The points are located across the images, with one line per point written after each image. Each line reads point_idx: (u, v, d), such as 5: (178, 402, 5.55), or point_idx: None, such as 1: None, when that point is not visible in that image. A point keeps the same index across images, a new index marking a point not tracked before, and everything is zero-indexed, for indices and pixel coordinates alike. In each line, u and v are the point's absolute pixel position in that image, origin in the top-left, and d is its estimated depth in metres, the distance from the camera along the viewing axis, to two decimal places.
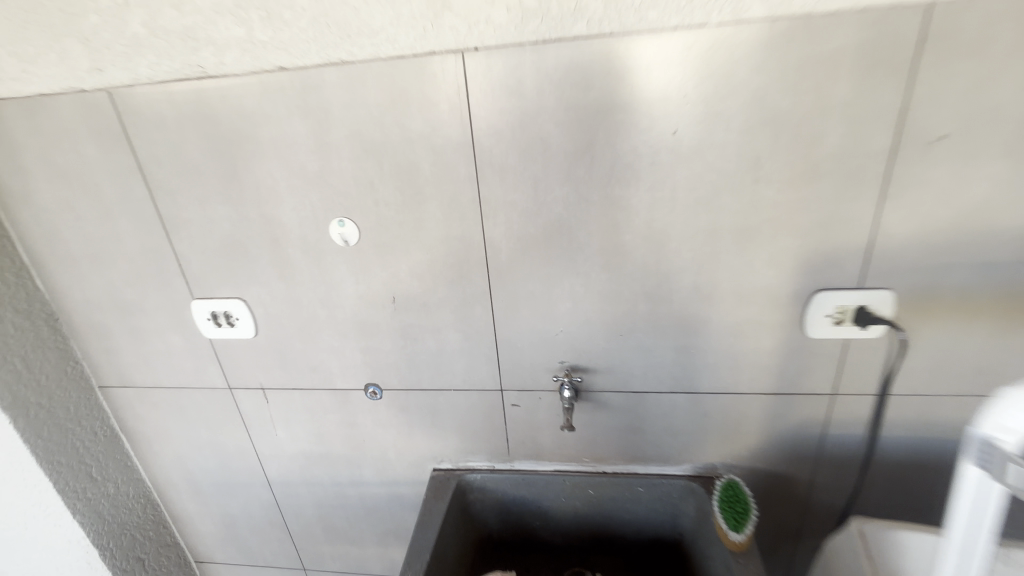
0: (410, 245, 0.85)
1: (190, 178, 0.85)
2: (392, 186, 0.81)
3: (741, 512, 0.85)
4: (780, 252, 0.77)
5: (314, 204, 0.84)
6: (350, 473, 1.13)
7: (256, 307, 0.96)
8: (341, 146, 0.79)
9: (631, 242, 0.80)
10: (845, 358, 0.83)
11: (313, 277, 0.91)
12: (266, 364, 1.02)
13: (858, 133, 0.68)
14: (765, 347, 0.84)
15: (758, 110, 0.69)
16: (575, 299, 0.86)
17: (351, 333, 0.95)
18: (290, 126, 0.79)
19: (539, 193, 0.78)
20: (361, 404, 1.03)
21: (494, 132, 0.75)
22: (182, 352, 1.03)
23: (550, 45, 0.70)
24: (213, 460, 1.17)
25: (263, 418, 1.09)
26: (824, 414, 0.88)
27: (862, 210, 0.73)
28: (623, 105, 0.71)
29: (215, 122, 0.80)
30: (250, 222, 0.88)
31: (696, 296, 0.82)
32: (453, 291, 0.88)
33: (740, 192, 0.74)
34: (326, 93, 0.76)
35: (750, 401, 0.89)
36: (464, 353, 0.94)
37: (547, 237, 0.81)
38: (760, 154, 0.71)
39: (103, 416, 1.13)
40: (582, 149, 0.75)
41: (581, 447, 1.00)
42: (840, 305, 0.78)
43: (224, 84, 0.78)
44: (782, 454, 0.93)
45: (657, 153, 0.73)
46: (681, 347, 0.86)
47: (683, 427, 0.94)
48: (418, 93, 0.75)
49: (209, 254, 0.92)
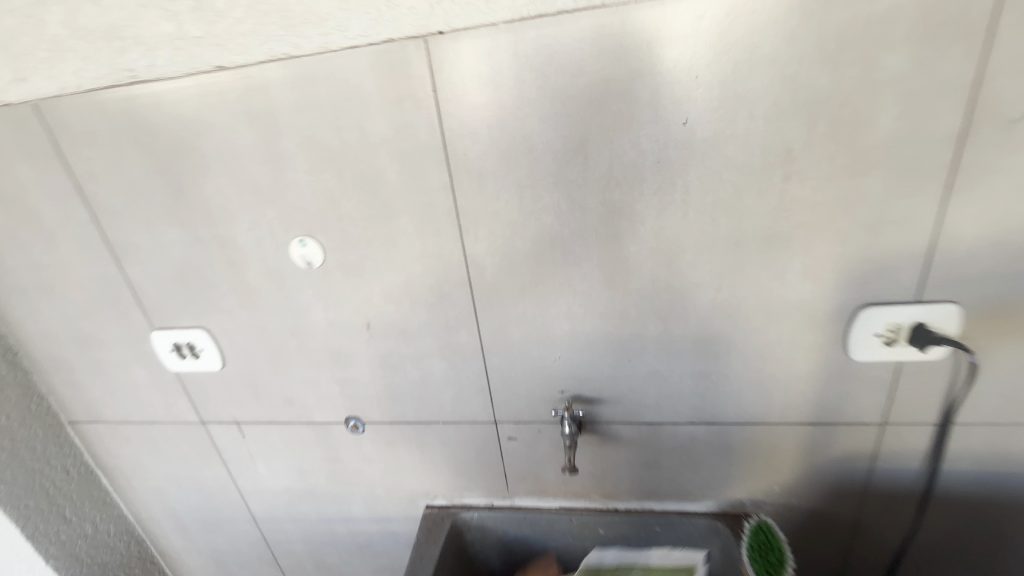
0: (381, 265, 0.74)
1: (134, 198, 0.76)
2: (356, 199, 0.70)
3: (776, 563, 0.75)
4: (818, 262, 0.64)
5: (272, 222, 0.74)
6: (338, 509, 1.04)
7: (220, 337, 0.86)
8: (295, 156, 0.69)
9: (637, 256, 0.67)
10: (899, 383, 0.69)
11: (279, 303, 0.81)
12: (237, 397, 0.92)
13: (917, 115, 0.55)
14: (800, 372, 0.71)
15: (790, 91, 0.56)
16: (573, 321, 0.74)
17: (325, 362, 0.85)
18: (236, 135, 0.69)
19: (525, 201, 0.66)
20: (344, 438, 0.93)
21: (468, 132, 0.64)
22: (149, 385, 0.94)
23: (528, 23, 0.57)
24: (194, 495, 1.09)
25: (241, 453, 1.00)
26: (872, 446, 0.75)
27: (921, 209, 0.59)
28: (621, 93, 0.59)
29: (153, 134, 0.70)
30: (204, 244, 0.78)
31: (715, 315, 0.69)
32: (434, 316, 0.77)
33: (768, 192, 0.61)
34: (272, 95, 0.65)
35: (783, 432, 0.77)
36: (451, 382, 0.83)
37: (538, 252, 0.69)
38: (792, 145, 0.58)
39: (74, 453, 1.06)
40: (574, 148, 0.62)
41: (589, 484, 0.88)
42: (892, 321, 0.65)
43: (158, 89, 0.68)
44: (823, 492, 0.80)
45: (664, 149, 0.61)
46: (700, 373, 0.74)
47: (704, 461, 0.82)
48: (376, 90, 0.63)
49: (164, 280, 0.82)
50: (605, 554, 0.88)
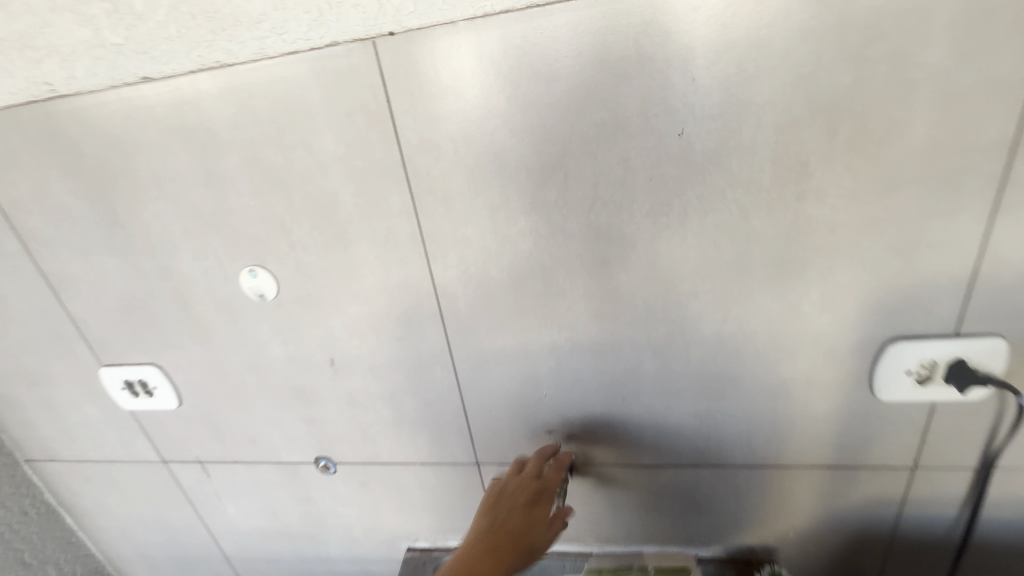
0: (341, 296, 0.66)
1: (67, 225, 0.68)
2: (309, 224, 0.62)
3: None
4: (838, 290, 0.55)
5: (218, 250, 0.66)
6: (314, 550, 0.96)
7: (173, 374, 0.78)
8: (238, 177, 0.60)
9: (629, 285, 0.58)
10: (932, 424, 0.61)
11: (233, 338, 0.73)
12: (198, 436, 0.84)
13: (959, 121, 0.46)
14: (818, 412, 0.62)
15: (805, 95, 0.47)
16: (559, 358, 0.65)
17: (288, 400, 0.77)
18: (171, 154, 0.60)
19: (499, 225, 0.58)
20: (315, 479, 0.85)
21: (430, 148, 0.55)
22: (103, 423, 0.87)
23: (494, 20, 0.49)
24: (162, 534, 1.01)
25: (207, 493, 0.92)
26: (901, 492, 0.66)
27: (961, 230, 0.50)
28: (605, 100, 0.50)
29: (80, 155, 0.62)
30: (147, 275, 0.70)
31: (720, 349, 0.61)
32: (403, 351, 0.69)
33: (779, 211, 0.52)
34: (206, 109, 0.57)
35: (799, 476, 0.68)
36: (427, 422, 0.74)
37: (515, 281, 0.61)
38: (809, 158, 0.49)
39: (34, 492, 0.97)
40: (552, 164, 0.54)
41: (583, 528, 0.80)
42: (925, 357, 0.56)
43: (81, 106, 0.60)
44: (843, 539, 0.71)
45: (657, 164, 0.52)
46: (704, 412, 0.66)
47: (710, 506, 0.73)
48: (322, 101, 0.54)
49: (108, 314, 0.74)
50: (604, 559, 0.76)
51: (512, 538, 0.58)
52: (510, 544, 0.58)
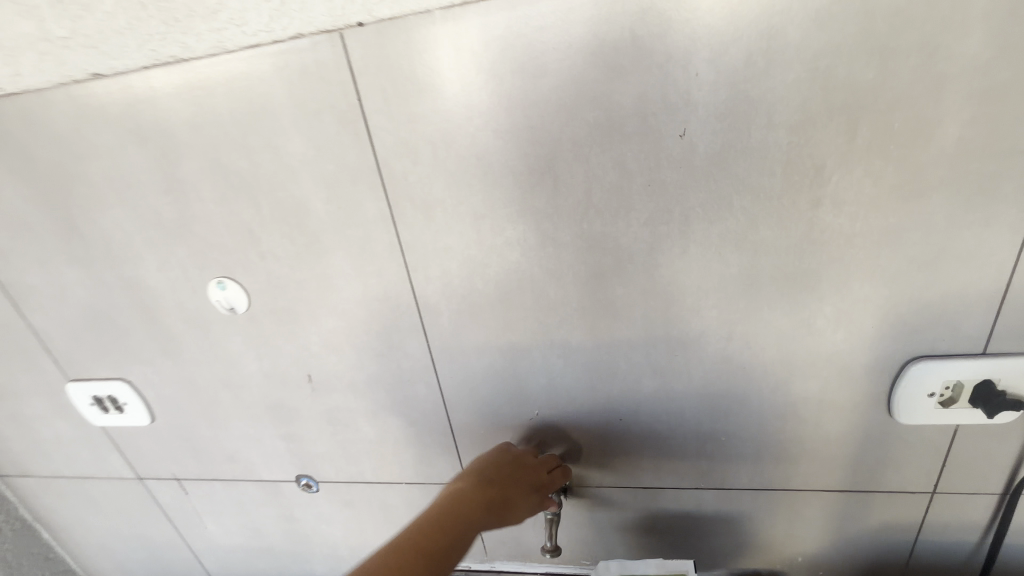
0: (318, 309, 0.61)
1: (23, 234, 0.63)
2: (279, 232, 0.57)
3: None
4: (855, 306, 0.50)
5: (183, 260, 0.61)
6: (299, 568, 0.90)
7: (144, 389, 0.74)
8: (201, 183, 0.56)
9: (626, 299, 0.54)
10: (953, 447, 0.56)
11: (205, 353, 0.68)
12: (173, 452, 0.80)
13: (996, 120, 0.41)
14: (831, 433, 0.58)
15: (822, 92, 0.42)
16: (551, 376, 0.60)
17: (265, 418, 0.72)
18: (128, 158, 0.56)
19: (484, 234, 0.53)
20: (297, 498, 0.80)
21: (407, 151, 0.50)
22: (75, 440, 0.82)
23: (474, 9, 0.43)
24: (142, 551, 0.97)
25: (185, 511, 0.87)
26: (918, 517, 0.62)
27: (994, 241, 0.45)
28: (598, 98, 0.45)
29: (32, 158, 0.58)
30: (110, 286, 0.65)
31: (725, 367, 0.56)
32: (384, 367, 0.64)
33: (792, 219, 0.47)
34: (163, 109, 0.52)
35: (810, 500, 0.63)
36: (411, 441, 0.69)
37: (502, 295, 0.56)
38: (825, 162, 0.44)
39: (8, 509, 0.93)
40: (540, 168, 0.49)
41: (578, 550, 0.76)
42: (951, 379, 0.51)
43: (27, 105, 0.54)
44: (854, 564, 0.67)
45: (656, 169, 0.47)
46: (707, 433, 0.61)
47: (714, 530, 0.69)
48: (288, 100, 0.49)
49: (72, 327, 0.70)
50: (610, 564, 0.70)
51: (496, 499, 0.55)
52: (494, 505, 0.55)
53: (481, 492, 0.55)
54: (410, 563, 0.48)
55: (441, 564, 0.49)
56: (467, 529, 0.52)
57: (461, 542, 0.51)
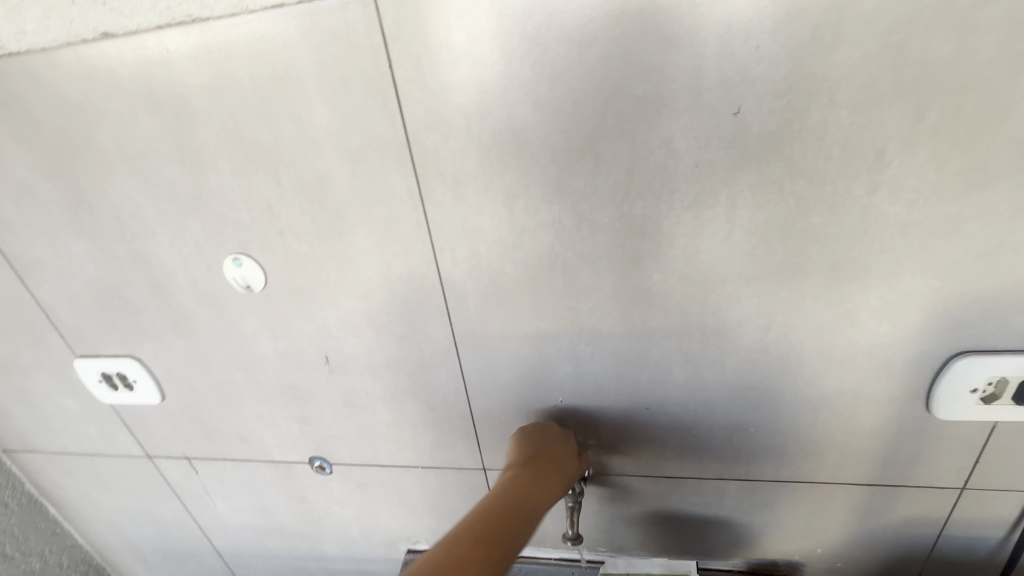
0: (337, 289, 0.59)
1: (28, 204, 0.60)
2: (300, 207, 0.54)
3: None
4: (902, 297, 0.48)
5: (197, 235, 0.58)
6: (309, 548, 0.90)
7: (154, 366, 0.72)
8: (217, 154, 0.53)
9: (662, 286, 0.51)
10: (989, 444, 0.55)
11: (218, 332, 0.66)
12: (184, 432, 0.78)
13: None
14: (865, 427, 0.56)
15: (891, 69, 0.39)
16: (578, 363, 0.58)
17: (279, 399, 0.70)
18: (140, 125, 0.53)
19: (516, 215, 0.50)
20: (310, 479, 0.79)
21: (439, 123, 0.47)
22: (83, 416, 0.81)
23: None
24: (151, 528, 0.96)
25: (195, 489, 0.86)
26: (944, 513, 0.61)
27: None
28: (648, 70, 0.42)
29: (36, 124, 0.54)
30: (120, 261, 0.62)
31: (760, 358, 0.54)
32: (405, 350, 0.62)
33: (845, 205, 0.45)
34: (178, 74, 0.49)
35: (836, 494, 0.62)
36: (430, 426, 0.68)
37: (532, 278, 0.54)
38: (887, 145, 0.42)
39: (14, 484, 0.91)
40: (581, 145, 0.46)
41: (594, 537, 0.75)
42: (996, 375, 0.50)
43: (31, 67, 0.51)
44: (874, 556, 0.67)
45: (705, 149, 0.44)
46: (736, 425, 0.59)
47: (734, 522, 0.68)
48: (313, 66, 0.46)
49: (80, 302, 0.67)
50: (618, 560, 0.75)
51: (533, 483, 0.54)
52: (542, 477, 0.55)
53: (524, 476, 0.54)
54: (472, 558, 0.44)
55: (503, 551, 0.46)
56: (517, 515, 0.50)
57: (514, 528, 0.48)
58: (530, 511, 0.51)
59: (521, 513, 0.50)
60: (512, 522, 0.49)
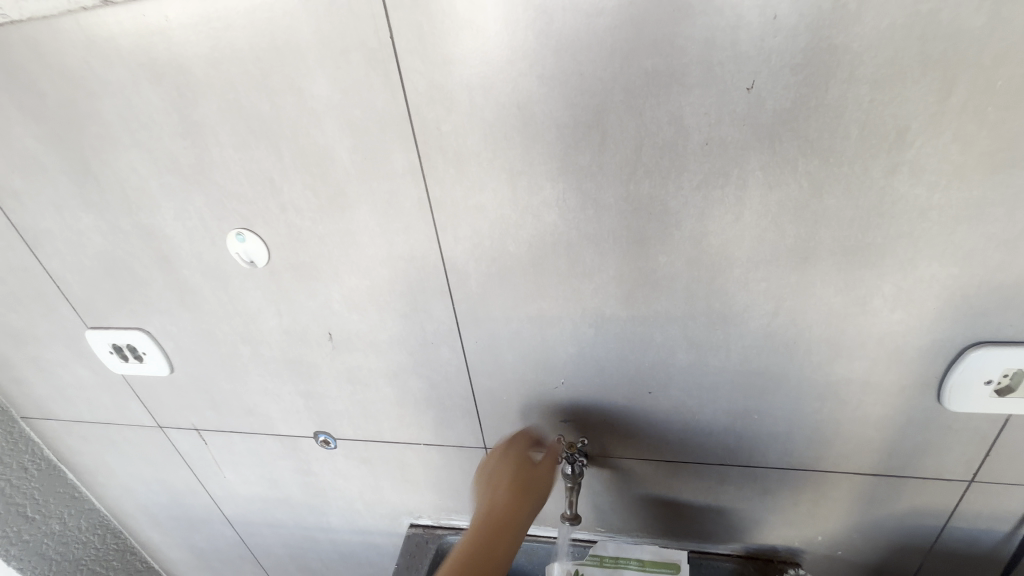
0: (340, 266, 0.59)
1: (36, 176, 0.61)
2: (302, 182, 0.54)
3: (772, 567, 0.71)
4: (918, 285, 0.46)
5: (201, 209, 0.58)
6: (314, 519, 0.91)
7: (163, 339, 0.73)
8: (218, 126, 0.52)
9: (668, 268, 0.50)
10: (1000, 437, 0.53)
11: (223, 306, 0.66)
12: (193, 403, 0.80)
13: None
14: (872, 416, 0.55)
15: (918, 42, 0.37)
16: (580, 345, 0.58)
17: (284, 373, 0.71)
18: (142, 96, 0.52)
19: (519, 193, 0.49)
20: (315, 452, 0.80)
21: (441, 97, 0.46)
22: (96, 386, 0.83)
23: None
24: (163, 495, 0.99)
25: (205, 459, 0.88)
26: (950, 504, 0.60)
27: None
28: (659, 42, 0.40)
29: (40, 94, 0.54)
30: (127, 234, 0.63)
31: (767, 343, 0.53)
32: (407, 329, 0.62)
33: (862, 186, 0.43)
34: (177, 43, 0.48)
35: (841, 482, 0.61)
36: (432, 403, 0.68)
37: (535, 258, 0.53)
38: (910, 124, 0.40)
39: (32, 448, 0.94)
40: (587, 121, 0.44)
41: (593, 517, 0.75)
42: (1012, 367, 0.48)
43: (32, 35, 0.51)
44: (876, 546, 0.66)
45: (716, 126, 0.43)
46: (739, 411, 0.58)
47: (735, 507, 0.67)
48: (312, 35, 0.45)
49: (89, 274, 0.68)
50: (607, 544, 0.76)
51: (522, 489, 0.60)
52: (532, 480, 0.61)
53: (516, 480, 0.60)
54: None
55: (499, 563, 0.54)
56: (512, 526, 0.57)
57: (510, 544, 0.56)
58: (522, 517, 0.58)
59: (516, 521, 0.57)
60: (508, 539, 0.56)
